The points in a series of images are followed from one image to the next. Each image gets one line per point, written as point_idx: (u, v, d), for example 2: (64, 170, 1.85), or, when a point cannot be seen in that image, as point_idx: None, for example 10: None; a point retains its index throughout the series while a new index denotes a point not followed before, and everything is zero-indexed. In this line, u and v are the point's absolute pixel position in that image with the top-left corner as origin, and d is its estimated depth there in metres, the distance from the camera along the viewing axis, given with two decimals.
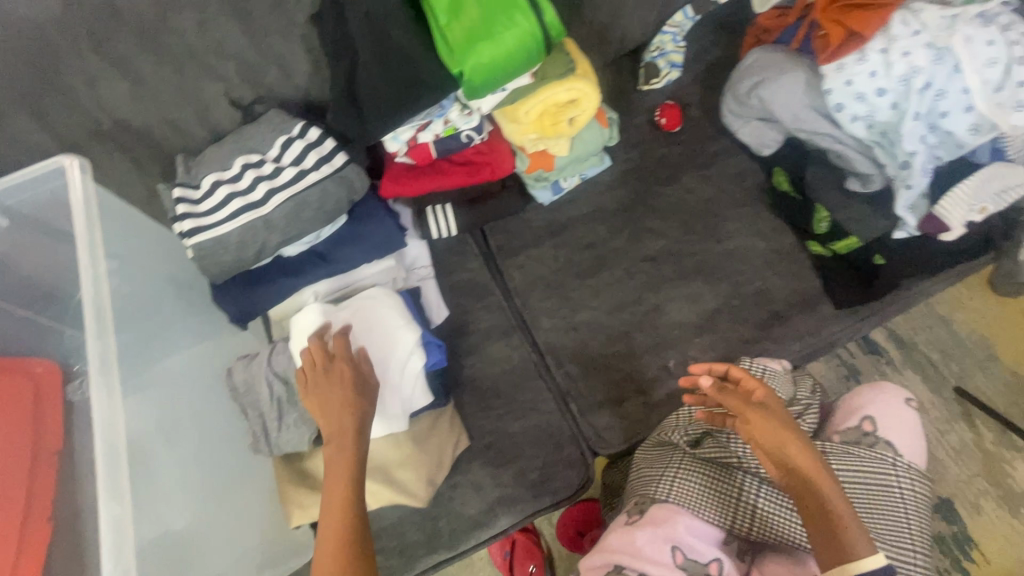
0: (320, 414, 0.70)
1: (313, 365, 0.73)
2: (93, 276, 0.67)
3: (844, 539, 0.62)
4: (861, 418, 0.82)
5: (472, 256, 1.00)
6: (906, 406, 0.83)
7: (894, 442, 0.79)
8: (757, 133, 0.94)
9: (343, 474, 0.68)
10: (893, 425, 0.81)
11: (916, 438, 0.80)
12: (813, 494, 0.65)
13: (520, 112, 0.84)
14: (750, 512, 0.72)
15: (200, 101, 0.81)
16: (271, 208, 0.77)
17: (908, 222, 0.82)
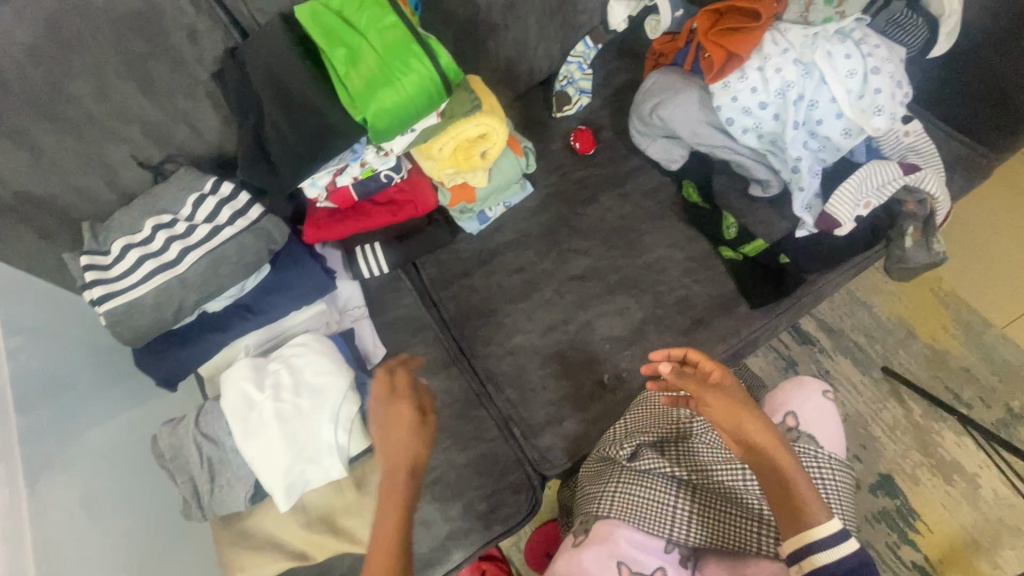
0: (383, 440, 0.75)
1: (379, 395, 0.78)
2: None
3: (803, 509, 0.63)
4: (785, 414, 0.84)
5: (406, 292, 1.01)
6: (825, 398, 0.86)
7: (815, 435, 0.81)
8: (664, 149, 1.00)
9: (398, 497, 0.72)
10: (814, 418, 0.83)
11: (835, 429, 0.83)
12: (773, 469, 0.66)
13: (434, 150, 0.87)
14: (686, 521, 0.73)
15: (106, 166, 0.80)
16: (185, 267, 0.76)
17: (807, 221, 0.87)
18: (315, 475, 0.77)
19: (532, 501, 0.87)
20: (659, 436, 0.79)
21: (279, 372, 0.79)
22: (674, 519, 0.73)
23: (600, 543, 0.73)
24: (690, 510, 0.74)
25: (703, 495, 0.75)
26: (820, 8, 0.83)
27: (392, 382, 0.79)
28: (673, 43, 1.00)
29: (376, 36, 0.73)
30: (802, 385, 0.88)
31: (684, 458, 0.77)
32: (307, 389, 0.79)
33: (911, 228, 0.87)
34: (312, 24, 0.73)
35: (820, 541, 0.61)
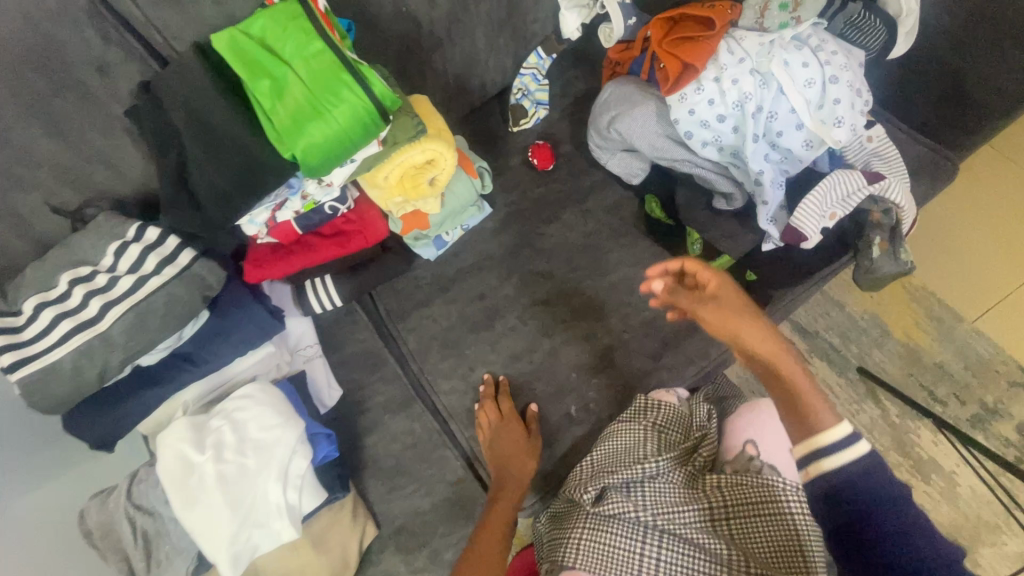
0: (506, 446, 0.82)
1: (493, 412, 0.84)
2: None
3: (812, 418, 0.61)
4: (746, 442, 0.78)
5: (362, 326, 0.96)
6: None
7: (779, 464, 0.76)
8: (624, 163, 0.96)
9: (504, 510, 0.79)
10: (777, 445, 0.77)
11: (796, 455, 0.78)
12: (776, 379, 0.64)
13: (378, 178, 0.82)
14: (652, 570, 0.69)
15: (16, 215, 0.73)
16: (107, 324, 0.69)
17: (772, 235, 0.85)
18: (264, 541, 0.72)
19: None
20: (625, 478, 0.73)
21: (221, 430, 0.74)
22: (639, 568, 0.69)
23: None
24: (657, 558, 0.69)
25: (670, 540, 0.70)
26: (774, 14, 0.80)
27: (502, 406, 0.85)
28: (629, 51, 0.95)
29: (302, 65, 0.67)
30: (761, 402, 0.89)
31: (650, 501, 0.72)
32: (249, 448, 0.73)
33: (877, 239, 0.85)
34: (230, 54, 0.67)
35: (826, 450, 0.59)
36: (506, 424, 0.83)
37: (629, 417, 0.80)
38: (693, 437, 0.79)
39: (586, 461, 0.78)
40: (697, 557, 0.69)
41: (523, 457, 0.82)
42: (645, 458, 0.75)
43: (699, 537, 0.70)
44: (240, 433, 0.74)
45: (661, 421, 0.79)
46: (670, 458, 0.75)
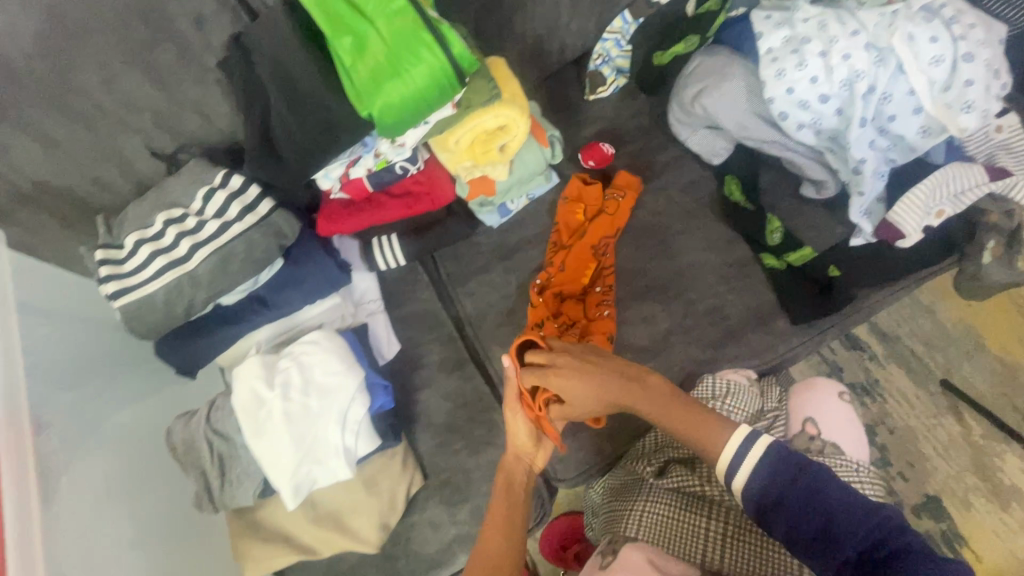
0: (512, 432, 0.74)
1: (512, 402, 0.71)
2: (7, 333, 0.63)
3: (705, 428, 0.65)
4: (805, 422, 0.80)
5: (423, 285, 0.99)
6: (840, 401, 0.81)
7: (839, 443, 0.77)
8: (706, 142, 0.90)
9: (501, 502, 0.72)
10: (835, 425, 0.78)
11: (855, 434, 0.79)
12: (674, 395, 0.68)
13: (450, 142, 0.81)
14: (720, 543, 0.68)
15: (121, 156, 0.80)
16: (194, 264, 0.75)
17: (864, 229, 0.78)
18: (322, 475, 0.77)
19: (539, 508, 0.86)
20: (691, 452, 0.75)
21: (289, 370, 0.79)
22: (704, 542, 0.68)
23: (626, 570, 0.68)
24: (722, 535, 0.68)
25: (735, 521, 0.69)
26: None
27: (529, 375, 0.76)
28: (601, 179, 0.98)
29: (384, 23, 0.67)
30: (812, 389, 0.84)
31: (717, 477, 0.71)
32: (315, 389, 0.78)
33: (991, 242, 0.77)
34: (313, 8, 0.67)
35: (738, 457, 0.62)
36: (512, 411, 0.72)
37: (700, 398, 0.77)
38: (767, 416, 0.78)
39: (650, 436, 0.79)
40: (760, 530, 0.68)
41: (531, 440, 0.74)
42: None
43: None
44: (307, 375, 0.79)
45: (731, 401, 0.77)
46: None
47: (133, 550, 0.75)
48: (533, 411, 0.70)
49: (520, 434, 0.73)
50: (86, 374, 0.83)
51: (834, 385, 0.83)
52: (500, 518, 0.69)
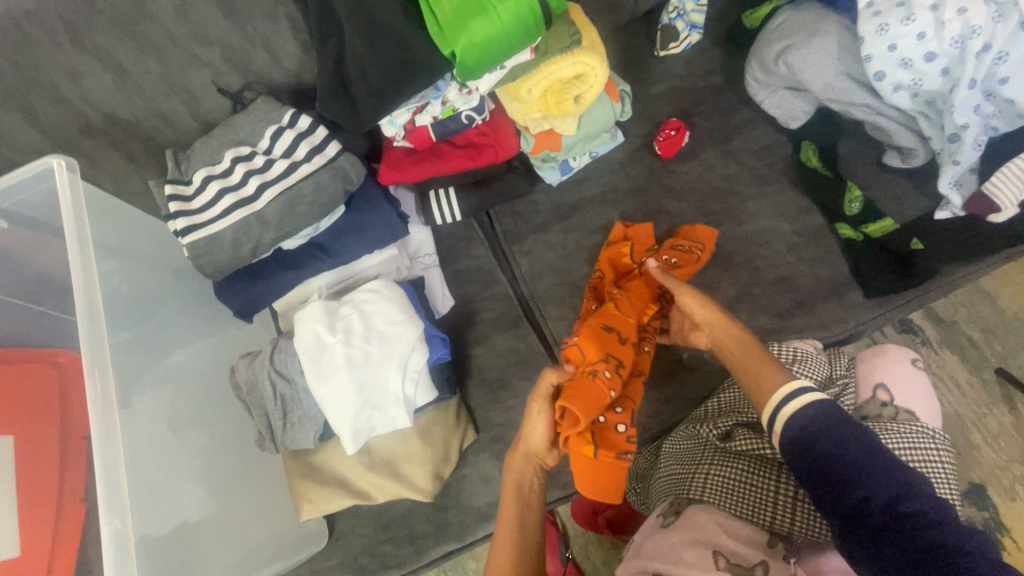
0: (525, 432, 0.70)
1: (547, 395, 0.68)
2: (83, 264, 0.65)
3: (764, 377, 0.67)
4: (876, 388, 0.78)
5: (478, 242, 0.97)
6: (914, 369, 0.80)
7: (914, 410, 0.76)
8: (785, 104, 0.86)
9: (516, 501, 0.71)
10: (909, 392, 0.77)
11: (928, 401, 0.78)
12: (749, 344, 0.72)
13: (523, 90, 0.78)
14: (791, 505, 0.66)
15: (188, 91, 0.78)
16: (262, 204, 0.75)
17: (953, 201, 0.74)
18: (381, 423, 0.77)
19: None
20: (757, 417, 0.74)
21: (350, 317, 0.78)
22: (776, 503, 0.67)
23: (693, 530, 0.67)
24: (794, 496, 0.67)
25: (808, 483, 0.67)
26: None
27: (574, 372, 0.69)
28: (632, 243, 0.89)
29: None
30: (884, 356, 0.82)
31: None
32: (376, 337, 0.78)
33: None
34: None
35: (791, 396, 0.63)
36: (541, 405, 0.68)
37: None
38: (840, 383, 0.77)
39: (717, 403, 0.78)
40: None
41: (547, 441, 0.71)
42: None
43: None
44: (368, 323, 0.79)
45: (801, 367, 0.76)
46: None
47: (193, 480, 0.79)
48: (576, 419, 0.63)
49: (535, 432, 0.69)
50: (149, 311, 0.85)
51: (906, 352, 0.82)
52: (510, 522, 0.70)
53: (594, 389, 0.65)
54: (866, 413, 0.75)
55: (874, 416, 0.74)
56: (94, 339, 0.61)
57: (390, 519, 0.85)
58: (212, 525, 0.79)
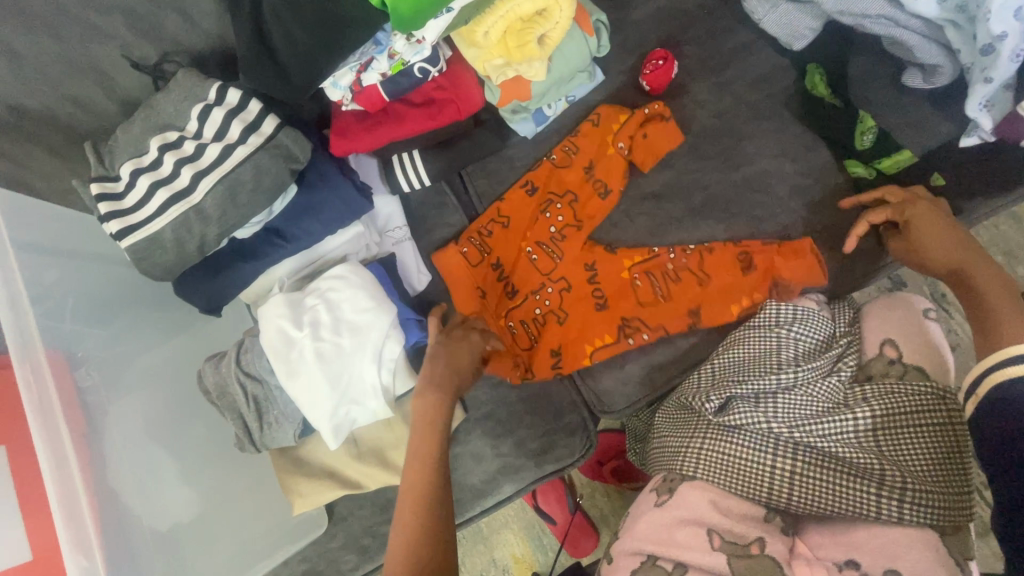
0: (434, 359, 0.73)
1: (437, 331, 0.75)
2: (9, 297, 0.64)
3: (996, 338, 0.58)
4: (883, 343, 0.73)
5: (452, 209, 0.89)
6: (926, 319, 0.73)
7: (925, 366, 0.70)
8: (788, 20, 0.75)
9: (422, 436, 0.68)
10: (921, 348, 0.71)
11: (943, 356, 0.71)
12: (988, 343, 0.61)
13: (478, 35, 0.67)
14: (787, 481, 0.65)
15: (98, 69, 0.68)
16: (199, 196, 0.67)
17: (981, 126, 0.65)
18: (362, 415, 0.74)
19: (586, 443, 0.82)
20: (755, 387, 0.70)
21: (316, 308, 0.73)
22: (772, 481, 0.66)
23: (686, 509, 0.68)
24: (790, 471, 0.66)
25: (805, 458, 0.66)
26: None
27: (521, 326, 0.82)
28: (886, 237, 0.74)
29: None
30: (893, 305, 0.75)
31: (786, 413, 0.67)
32: (346, 329, 0.73)
33: None
34: None
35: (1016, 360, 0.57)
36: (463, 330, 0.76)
37: (761, 328, 0.73)
38: (838, 342, 0.72)
39: (708, 371, 0.75)
40: (834, 466, 0.64)
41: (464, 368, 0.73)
42: (781, 367, 0.70)
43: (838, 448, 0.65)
44: (336, 313, 0.73)
45: (799, 328, 0.73)
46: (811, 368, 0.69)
47: (181, 481, 0.78)
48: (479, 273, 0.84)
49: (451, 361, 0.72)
50: (110, 313, 0.80)
51: (919, 302, 0.74)
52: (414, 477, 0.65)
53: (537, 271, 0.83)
54: (872, 372, 0.71)
55: (879, 376, 0.70)
56: (34, 371, 0.63)
57: (386, 501, 0.83)
58: (212, 519, 0.79)
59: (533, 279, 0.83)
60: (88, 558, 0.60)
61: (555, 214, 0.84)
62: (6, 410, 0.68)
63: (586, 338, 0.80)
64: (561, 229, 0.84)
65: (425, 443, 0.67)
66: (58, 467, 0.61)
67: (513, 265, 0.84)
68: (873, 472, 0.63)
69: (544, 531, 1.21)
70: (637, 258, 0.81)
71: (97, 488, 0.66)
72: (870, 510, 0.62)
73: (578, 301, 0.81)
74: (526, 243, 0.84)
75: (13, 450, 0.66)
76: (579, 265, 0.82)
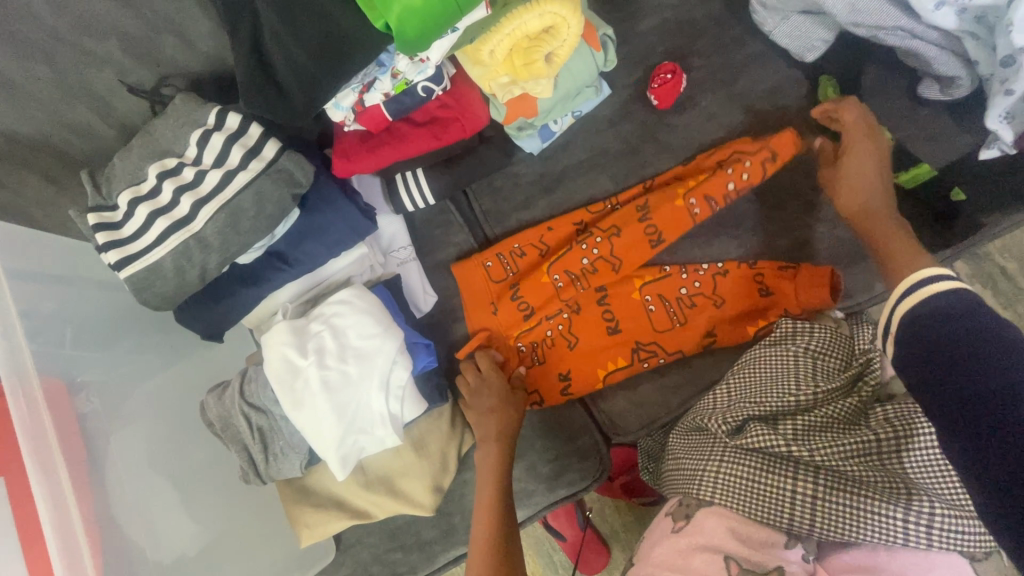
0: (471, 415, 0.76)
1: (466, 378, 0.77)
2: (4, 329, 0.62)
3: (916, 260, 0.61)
4: None
5: (457, 227, 0.87)
6: None
7: None
8: (799, 32, 0.73)
9: (486, 483, 0.72)
10: None
11: None
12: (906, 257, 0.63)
13: (483, 54, 0.65)
14: (807, 507, 0.63)
15: (94, 95, 0.67)
16: (200, 224, 0.65)
17: (1003, 139, 0.63)
18: (370, 444, 0.72)
19: (599, 466, 0.80)
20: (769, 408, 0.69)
21: (321, 335, 0.71)
22: (793, 507, 0.64)
23: (703, 536, 0.66)
24: (813, 494, 0.63)
25: (828, 482, 0.64)
26: None
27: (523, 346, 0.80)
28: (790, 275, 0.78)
29: None
30: None
31: (803, 434, 0.65)
32: (353, 356, 0.71)
33: None
34: None
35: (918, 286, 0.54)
36: (486, 378, 0.76)
37: (772, 347, 0.73)
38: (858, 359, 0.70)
39: (723, 392, 0.74)
40: (858, 490, 0.62)
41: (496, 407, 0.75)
42: (799, 385, 0.69)
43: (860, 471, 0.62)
44: (342, 339, 0.71)
45: (815, 348, 0.71)
46: (828, 388, 0.67)
47: (185, 514, 0.76)
48: (491, 293, 0.82)
49: (482, 404, 0.75)
50: (110, 341, 0.78)
51: None
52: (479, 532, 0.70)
53: (545, 288, 0.80)
54: (894, 392, 0.68)
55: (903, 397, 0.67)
56: (31, 407, 0.61)
57: (395, 528, 0.81)
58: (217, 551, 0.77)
59: (551, 304, 0.80)
60: None
61: (590, 245, 0.80)
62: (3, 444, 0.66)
63: (600, 359, 0.79)
64: (593, 261, 0.80)
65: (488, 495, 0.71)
66: (57, 505, 0.59)
67: (533, 293, 0.80)
68: (901, 497, 0.60)
69: (555, 549, 1.19)
70: (647, 278, 0.80)
71: (97, 526, 0.64)
72: (896, 536, 0.60)
73: (588, 323, 0.79)
74: (547, 268, 0.81)
75: (10, 488, 0.64)
76: (594, 294, 0.80)
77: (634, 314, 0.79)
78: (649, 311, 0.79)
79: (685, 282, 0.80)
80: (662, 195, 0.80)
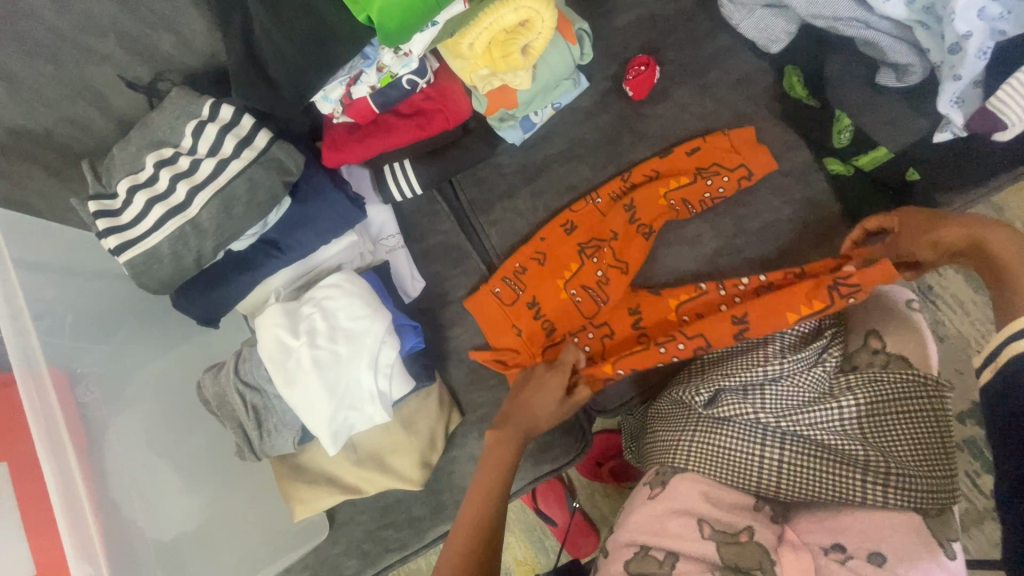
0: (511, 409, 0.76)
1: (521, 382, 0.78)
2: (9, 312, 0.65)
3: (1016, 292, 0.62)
4: (867, 334, 0.74)
5: (444, 215, 0.91)
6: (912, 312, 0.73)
7: (907, 356, 0.70)
8: (764, 25, 0.77)
9: (489, 466, 0.72)
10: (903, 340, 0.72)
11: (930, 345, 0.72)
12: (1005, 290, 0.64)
13: (463, 46, 0.69)
14: (773, 471, 0.67)
15: (94, 90, 0.70)
16: (196, 211, 0.69)
17: (954, 122, 0.67)
18: (360, 421, 0.76)
19: (581, 441, 0.85)
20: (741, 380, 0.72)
21: (312, 317, 0.74)
22: (761, 471, 0.68)
23: (678, 501, 0.69)
24: (780, 461, 0.67)
25: (794, 447, 0.67)
26: None
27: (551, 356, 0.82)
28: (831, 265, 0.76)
29: None
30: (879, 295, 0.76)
31: (772, 404, 0.69)
32: (343, 336, 0.74)
33: None
34: None
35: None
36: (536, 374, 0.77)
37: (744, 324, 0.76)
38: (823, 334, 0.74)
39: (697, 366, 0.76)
40: (820, 454, 0.66)
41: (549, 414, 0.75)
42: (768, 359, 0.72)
43: (823, 436, 0.67)
44: (332, 321, 0.75)
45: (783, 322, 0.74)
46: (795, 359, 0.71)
47: (184, 492, 0.79)
48: (512, 316, 0.84)
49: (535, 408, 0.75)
50: (111, 328, 0.81)
51: (902, 293, 0.75)
52: (471, 512, 0.69)
53: (568, 306, 0.83)
54: (857, 363, 0.72)
55: (862, 367, 0.71)
56: (36, 385, 0.64)
57: (387, 505, 0.84)
58: (214, 529, 0.80)
59: (574, 321, 0.83)
60: (94, 567, 0.60)
61: (597, 255, 0.84)
62: (10, 424, 0.69)
63: (624, 374, 0.81)
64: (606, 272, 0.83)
65: (487, 482, 0.72)
66: (63, 475, 0.62)
67: (555, 309, 0.84)
68: (857, 459, 0.65)
69: (546, 533, 1.22)
70: (684, 297, 0.80)
71: (100, 499, 0.67)
72: (855, 495, 0.64)
73: (619, 345, 0.81)
74: (567, 285, 0.84)
75: (15, 465, 0.67)
76: (623, 311, 0.82)
77: (657, 327, 0.81)
78: (671, 323, 0.81)
79: (722, 297, 0.79)
80: (645, 188, 0.84)
